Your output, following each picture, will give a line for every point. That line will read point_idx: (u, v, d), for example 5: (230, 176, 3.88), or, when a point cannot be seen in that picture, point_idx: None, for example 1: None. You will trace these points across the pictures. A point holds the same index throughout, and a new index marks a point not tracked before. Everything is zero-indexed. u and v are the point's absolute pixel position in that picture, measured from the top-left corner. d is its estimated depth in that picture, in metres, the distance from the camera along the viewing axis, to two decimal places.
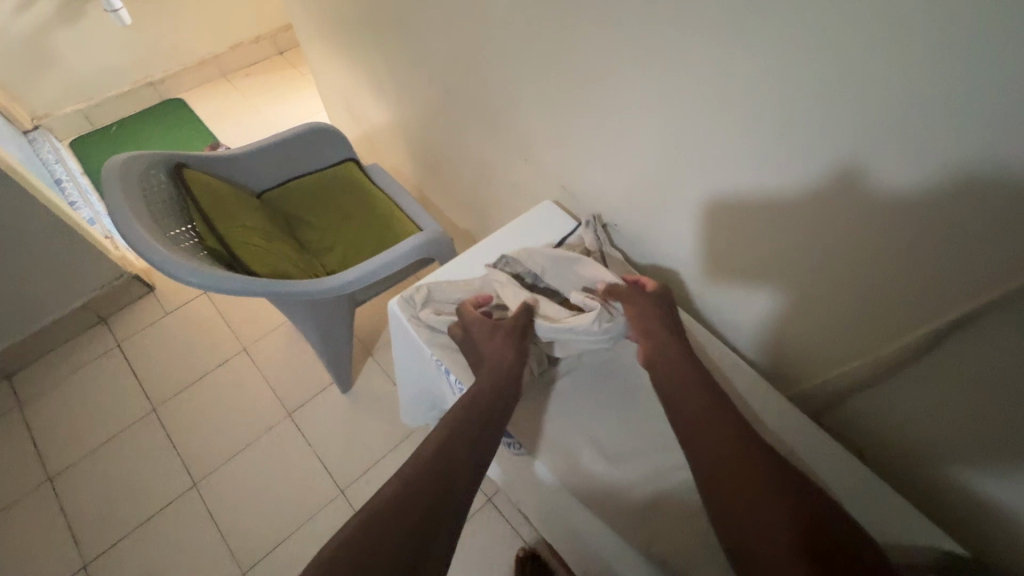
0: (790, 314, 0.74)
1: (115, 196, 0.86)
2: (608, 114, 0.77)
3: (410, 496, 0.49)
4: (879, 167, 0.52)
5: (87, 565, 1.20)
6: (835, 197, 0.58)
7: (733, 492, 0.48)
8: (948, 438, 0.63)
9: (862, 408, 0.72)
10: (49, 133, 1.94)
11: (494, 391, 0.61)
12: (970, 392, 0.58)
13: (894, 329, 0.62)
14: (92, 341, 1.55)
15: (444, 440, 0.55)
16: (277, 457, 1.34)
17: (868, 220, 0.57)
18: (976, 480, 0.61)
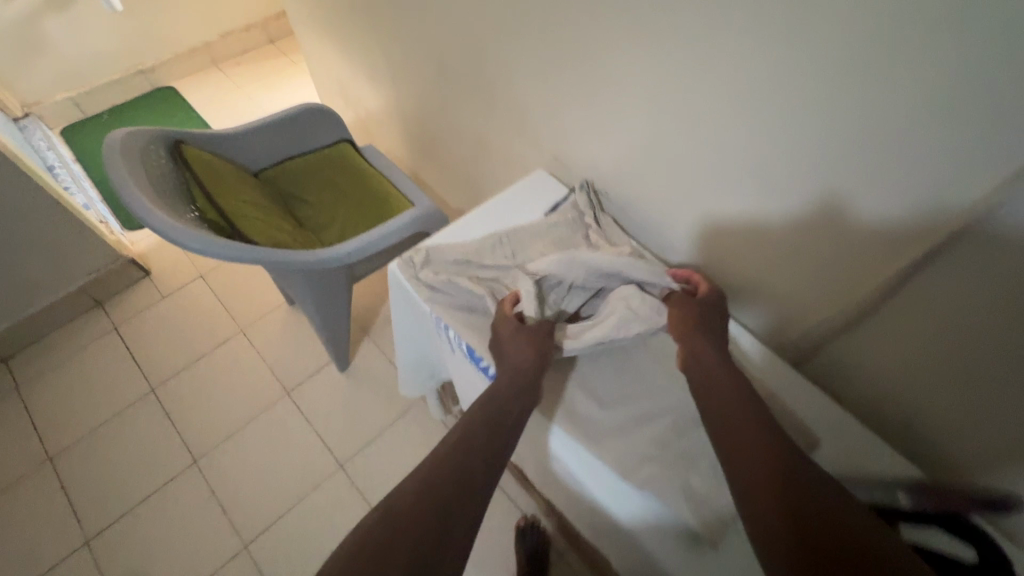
0: (787, 276, 0.73)
1: (119, 166, 0.89)
2: (595, 82, 0.79)
3: (426, 492, 0.49)
4: (865, 200, 0.57)
5: (89, 541, 1.22)
6: (824, 227, 0.63)
7: (735, 449, 0.49)
8: (957, 403, 0.62)
9: (866, 373, 0.71)
10: (40, 120, 1.94)
11: (510, 391, 0.60)
12: (985, 361, 0.56)
13: (908, 302, 0.60)
14: (88, 325, 1.56)
15: (460, 439, 0.55)
16: (277, 434, 1.36)
17: (856, 244, 0.62)
18: (976, 436, 0.62)
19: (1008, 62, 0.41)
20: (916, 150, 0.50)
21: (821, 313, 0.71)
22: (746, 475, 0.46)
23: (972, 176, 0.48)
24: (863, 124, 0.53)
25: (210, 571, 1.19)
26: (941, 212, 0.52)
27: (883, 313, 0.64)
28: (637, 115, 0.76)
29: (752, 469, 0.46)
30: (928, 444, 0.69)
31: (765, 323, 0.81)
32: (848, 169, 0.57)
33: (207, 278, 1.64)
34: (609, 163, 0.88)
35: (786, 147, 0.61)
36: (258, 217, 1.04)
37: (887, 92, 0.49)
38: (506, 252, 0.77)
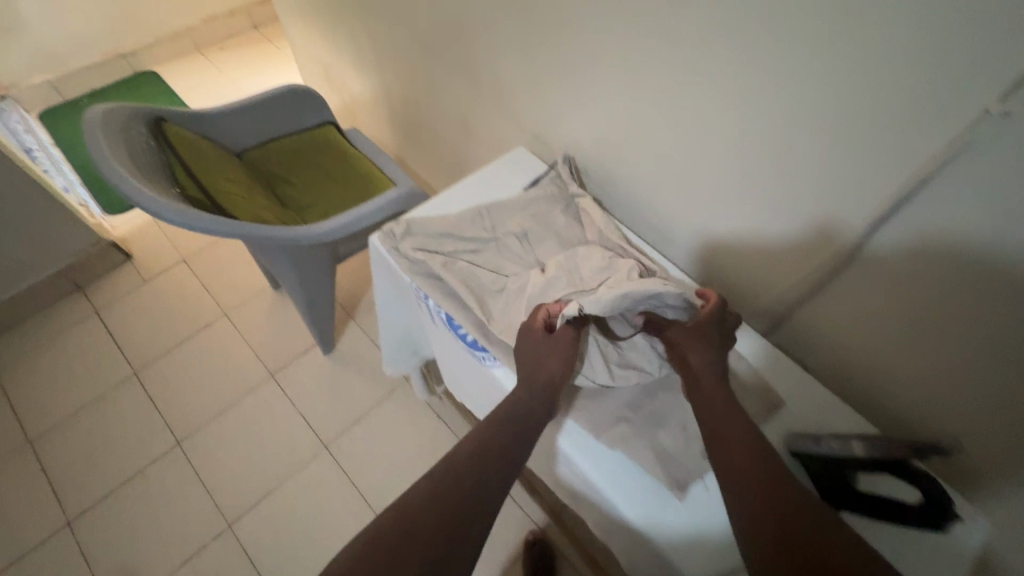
0: (772, 256, 0.73)
1: (97, 139, 0.89)
2: (574, 61, 0.81)
3: (441, 502, 0.50)
4: (854, 216, 0.60)
5: (71, 522, 1.22)
6: (817, 243, 0.66)
7: (734, 477, 0.50)
8: (941, 382, 0.63)
9: (852, 351, 0.72)
10: (17, 104, 1.91)
11: (526, 402, 0.60)
12: (971, 342, 0.57)
13: (895, 282, 0.60)
14: (69, 309, 1.54)
15: (474, 448, 0.56)
16: (262, 415, 1.37)
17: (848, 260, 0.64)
18: (958, 411, 0.63)
19: (954, 30, 0.43)
20: (868, 119, 0.53)
21: (787, 287, 0.74)
22: (747, 507, 0.48)
23: (916, 140, 0.50)
24: (816, 88, 0.55)
25: (195, 550, 1.19)
26: (890, 177, 0.54)
27: (874, 325, 0.66)
28: (613, 91, 0.78)
29: (755, 501, 0.48)
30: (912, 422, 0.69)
31: (734, 296, 0.84)
32: (807, 140, 0.59)
33: (190, 263, 1.64)
34: (588, 141, 0.90)
35: (749, 117, 0.63)
36: (241, 195, 1.04)
37: (849, 60, 0.51)
38: (486, 225, 0.78)
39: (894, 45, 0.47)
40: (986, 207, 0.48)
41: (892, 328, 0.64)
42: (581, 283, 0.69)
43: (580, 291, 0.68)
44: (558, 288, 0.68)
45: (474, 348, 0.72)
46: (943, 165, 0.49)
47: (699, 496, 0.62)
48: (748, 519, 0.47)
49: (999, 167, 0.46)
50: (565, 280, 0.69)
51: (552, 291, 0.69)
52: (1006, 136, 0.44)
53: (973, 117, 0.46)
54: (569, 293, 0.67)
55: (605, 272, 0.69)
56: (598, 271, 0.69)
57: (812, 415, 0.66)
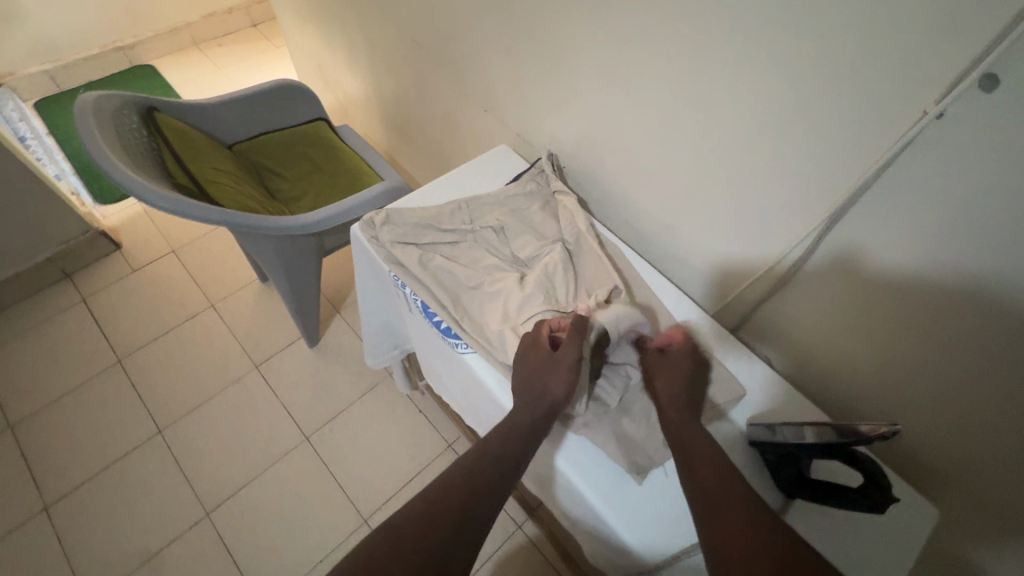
0: (761, 265, 0.73)
1: (87, 123, 0.90)
2: (556, 61, 0.84)
3: (435, 521, 0.50)
4: (873, 245, 0.59)
5: (48, 507, 1.22)
6: (837, 277, 0.65)
7: (709, 498, 0.49)
8: (928, 395, 0.63)
9: (841, 361, 0.72)
10: (13, 93, 1.93)
11: (525, 424, 0.60)
12: (961, 355, 0.57)
13: (883, 295, 0.61)
14: (56, 296, 1.55)
15: (471, 468, 0.56)
16: (244, 406, 1.38)
17: (870, 297, 0.62)
18: (941, 422, 0.63)
19: (896, 35, 0.46)
20: (823, 120, 0.55)
21: (761, 289, 0.75)
22: (726, 527, 0.46)
23: (866, 140, 0.53)
24: (770, 91, 0.58)
25: (171, 538, 1.19)
26: (844, 176, 0.57)
27: (893, 360, 0.65)
28: (591, 92, 0.81)
29: (732, 522, 0.46)
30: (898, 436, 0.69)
31: (702, 295, 0.86)
32: (769, 141, 0.61)
33: (179, 254, 1.65)
34: (568, 141, 0.92)
35: (713, 116, 0.65)
36: (227, 183, 1.05)
37: (804, 62, 0.53)
38: (465, 218, 0.80)
39: (842, 48, 0.50)
40: (933, 205, 0.51)
41: (913, 369, 0.63)
42: (559, 304, 0.71)
43: (557, 310, 0.70)
44: (537, 305, 0.70)
45: (447, 335, 0.73)
46: (890, 163, 0.52)
47: (658, 480, 0.64)
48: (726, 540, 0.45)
49: (944, 166, 0.49)
50: (543, 298, 0.71)
51: (530, 308, 0.70)
52: (946, 135, 0.47)
53: (914, 119, 0.49)
54: (547, 310, 0.69)
55: (582, 300, 0.72)
56: (574, 298, 0.72)
57: (771, 406, 0.69)
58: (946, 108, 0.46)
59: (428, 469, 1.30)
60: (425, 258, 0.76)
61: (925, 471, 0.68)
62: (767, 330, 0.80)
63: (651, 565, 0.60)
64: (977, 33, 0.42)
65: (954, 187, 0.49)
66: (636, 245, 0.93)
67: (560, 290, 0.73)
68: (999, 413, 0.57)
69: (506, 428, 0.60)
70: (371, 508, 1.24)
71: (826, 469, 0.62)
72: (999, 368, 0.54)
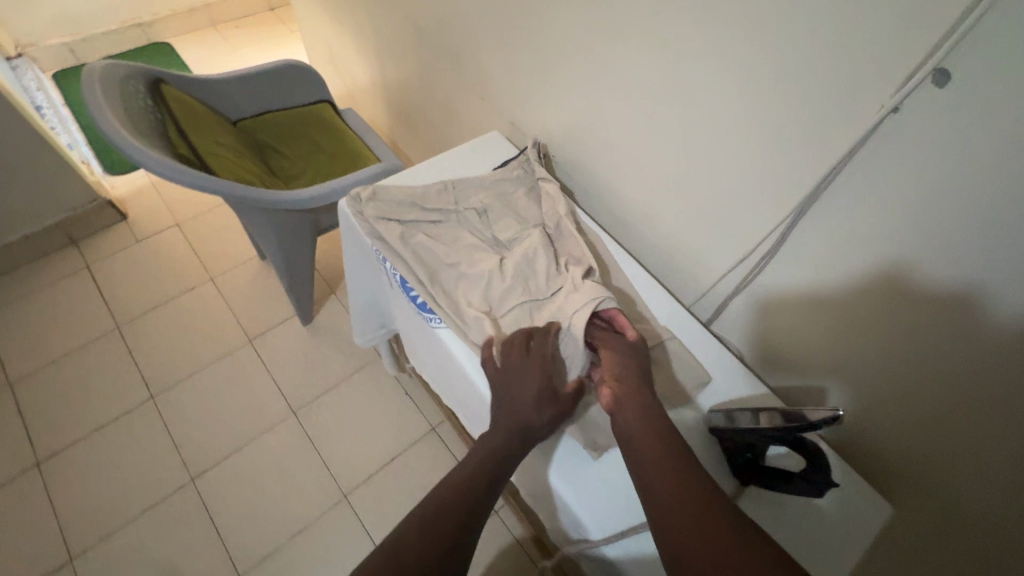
0: (754, 266, 0.73)
1: (93, 89, 0.93)
2: (551, 50, 0.86)
3: (434, 538, 0.48)
4: (925, 264, 0.54)
5: (40, 463, 1.25)
6: (883, 296, 0.59)
7: (659, 505, 0.48)
8: (915, 412, 0.62)
9: (829, 368, 0.70)
10: (33, 63, 1.98)
11: (513, 436, 0.59)
12: (955, 375, 0.56)
13: (882, 305, 0.60)
14: (62, 261, 1.59)
15: (466, 483, 0.54)
16: (235, 378, 1.41)
17: (922, 324, 0.57)
18: (922, 439, 0.63)
19: (859, 29, 0.49)
20: (794, 111, 0.58)
21: (768, 288, 0.73)
22: (679, 536, 0.45)
23: (832, 131, 0.56)
24: (748, 83, 0.61)
25: (156, 500, 1.22)
26: (812, 167, 0.60)
27: (931, 392, 0.59)
28: (582, 81, 0.83)
29: (683, 527, 0.45)
30: (882, 451, 0.68)
31: (681, 288, 0.87)
32: (746, 131, 0.64)
33: (182, 228, 1.68)
34: (558, 130, 0.94)
35: (695, 106, 0.68)
36: (227, 157, 1.08)
37: (781, 54, 0.56)
38: (450, 198, 0.82)
39: (813, 43, 0.53)
40: (898, 199, 0.53)
41: (956, 407, 0.57)
42: (536, 292, 0.72)
43: (533, 301, 0.71)
44: (513, 297, 0.71)
45: (421, 309, 0.76)
46: (850, 155, 0.56)
47: (616, 460, 0.66)
48: (680, 547, 0.44)
49: (904, 158, 0.51)
50: (522, 289, 0.72)
51: (507, 300, 0.72)
52: (903, 130, 0.50)
53: (873, 113, 0.52)
54: (523, 303, 0.70)
55: (560, 284, 0.73)
56: (551, 284, 0.73)
57: (733, 395, 0.71)
58: (902, 103, 0.49)
59: (409, 451, 1.32)
60: (406, 234, 0.78)
61: (903, 483, 0.68)
62: (757, 331, 0.78)
63: (598, 540, 0.61)
64: (931, 29, 0.45)
65: (914, 181, 0.51)
66: (621, 238, 0.94)
67: (538, 277, 0.73)
68: (984, 436, 0.56)
69: (498, 442, 0.59)
70: (351, 484, 1.27)
71: (772, 456, 0.64)
72: (990, 392, 0.53)
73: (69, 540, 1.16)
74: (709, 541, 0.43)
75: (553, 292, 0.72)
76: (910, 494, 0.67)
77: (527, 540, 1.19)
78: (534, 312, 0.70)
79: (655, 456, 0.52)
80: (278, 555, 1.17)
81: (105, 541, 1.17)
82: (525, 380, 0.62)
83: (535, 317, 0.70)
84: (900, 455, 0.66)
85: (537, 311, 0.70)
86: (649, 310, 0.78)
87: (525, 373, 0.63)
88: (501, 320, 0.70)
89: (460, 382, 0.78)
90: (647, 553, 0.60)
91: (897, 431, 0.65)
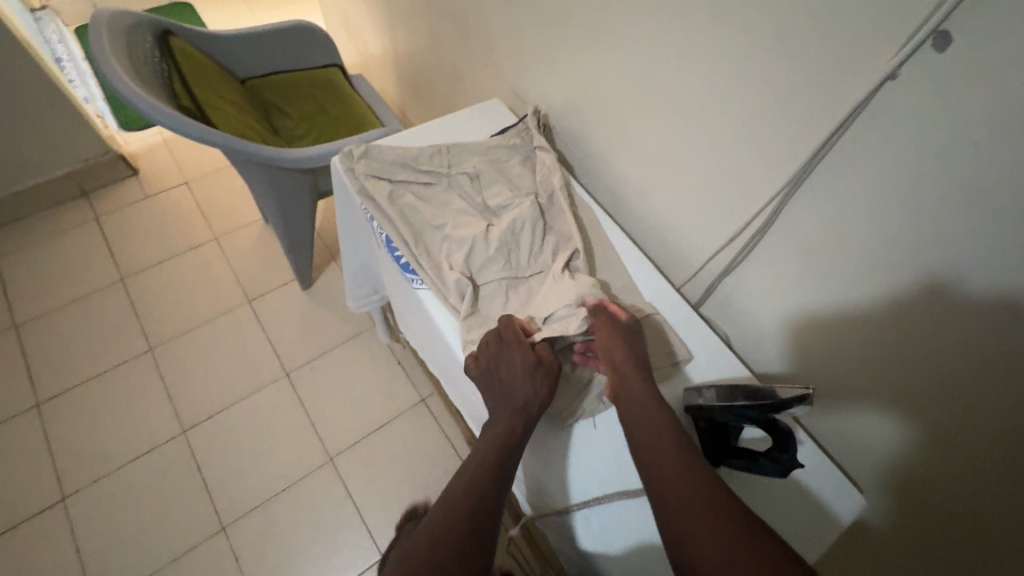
0: (747, 251, 0.71)
1: (98, 35, 0.93)
2: (555, 15, 0.83)
3: (445, 540, 0.47)
4: (959, 269, 0.50)
5: (39, 404, 1.29)
6: (923, 311, 0.54)
7: (665, 500, 0.48)
8: (912, 408, 0.60)
9: (820, 363, 0.69)
10: (56, 16, 2.00)
11: (512, 420, 0.57)
12: (957, 371, 0.54)
13: (882, 295, 0.58)
14: (72, 211, 1.62)
15: (472, 480, 0.53)
16: (233, 336, 1.43)
17: (958, 338, 0.53)
18: (916, 436, 0.61)
19: None
20: (793, 77, 0.56)
21: (790, 297, 0.69)
22: (684, 529, 0.45)
23: (828, 100, 0.54)
24: (749, 46, 0.58)
25: (148, 448, 1.25)
26: (806, 140, 0.58)
27: (970, 419, 0.55)
28: (582, 49, 0.81)
29: (694, 522, 0.45)
30: (872, 448, 0.67)
31: (673, 269, 0.85)
32: (744, 99, 0.62)
33: (191, 186, 1.70)
34: (559, 100, 0.92)
35: (696, 75, 0.66)
36: (229, 112, 1.08)
37: (783, 16, 0.54)
38: (444, 161, 0.81)
39: (812, 5, 0.51)
40: (890, 178, 0.52)
41: (999, 437, 0.54)
42: (516, 269, 0.72)
43: (512, 277, 0.71)
44: (494, 270, 0.71)
45: (404, 270, 0.75)
46: (844, 127, 0.54)
47: (585, 431, 0.66)
48: (687, 541, 0.44)
49: (900, 130, 0.50)
50: (504, 262, 0.71)
51: (488, 270, 0.71)
52: (898, 100, 0.49)
53: (871, 79, 0.50)
54: (502, 278, 0.70)
55: (540, 265, 0.73)
56: (532, 264, 0.73)
57: (711, 376, 0.70)
58: (900, 69, 0.48)
59: (397, 419, 1.33)
60: (395, 194, 0.77)
61: (897, 481, 0.66)
62: (743, 315, 0.77)
63: (561, 509, 0.62)
64: None
65: (909, 156, 0.50)
66: (617, 215, 0.92)
67: (520, 251, 0.73)
68: (983, 433, 0.55)
69: (500, 430, 0.57)
70: (338, 448, 1.28)
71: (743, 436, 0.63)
72: (992, 388, 0.52)
73: (62, 479, 1.20)
74: (718, 534, 0.43)
75: (533, 271, 0.72)
76: (903, 491, 0.66)
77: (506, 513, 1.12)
78: (511, 288, 0.71)
79: (658, 453, 0.52)
80: (262, 509, 1.20)
81: (97, 483, 1.20)
82: (503, 359, 0.61)
83: (512, 295, 0.71)
84: (894, 452, 0.65)
85: (514, 288, 0.71)
86: (634, 286, 0.77)
87: (502, 354, 0.62)
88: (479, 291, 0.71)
89: (438, 346, 0.77)
90: (609, 524, 0.60)
91: (917, 450, 0.62)
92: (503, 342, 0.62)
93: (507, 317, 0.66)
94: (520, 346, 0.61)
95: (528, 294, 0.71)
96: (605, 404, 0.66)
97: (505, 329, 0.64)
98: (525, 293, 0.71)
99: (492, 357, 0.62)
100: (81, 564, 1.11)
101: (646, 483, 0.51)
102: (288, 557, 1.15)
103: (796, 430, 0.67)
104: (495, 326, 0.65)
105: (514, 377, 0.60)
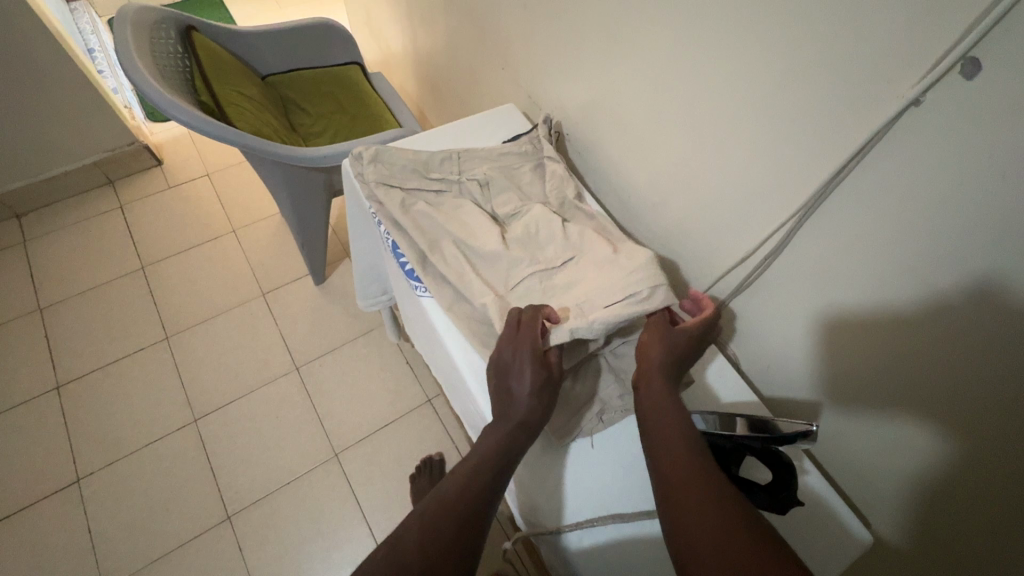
0: (758, 274, 0.70)
1: (123, 33, 0.95)
2: (573, 21, 0.82)
3: (434, 537, 0.47)
4: (978, 304, 0.48)
5: (59, 386, 1.33)
6: (937, 342, 0.52)
7: (666, 486, 0.46)
8: (922, 429, 0.57)
9: (832, 379, 0.66)
10: (90, 9, 2.06)
11: (512, 431, 0.56)
12: (966, 397, 0.52)
13: (893, 320, 0.56)
14: (98, 199, 1.66)
15: (465, 484, 0.52)
16: (246, 328, 1.45)
17: (978, 370, 0.50)
18: (925, 463, 0.59)
19: (884, 7, 0.45)
20: (813, 96, 0.54)
21: (800, 319, 0.67)
22: (691, 545, 0.40)
23: (848, 123, 0.52)
24: (772, 60, 0.56)
25: (160, 435, 1.28)
26: (823, 164, 0.56)
27: (981, 450, 0.52)
28: (599, 57, 0.80)
29: (690, 509, 0.42)
30: (880, 475, 0.64)
31: (680, 284, 0.84)
32: (762, 114, 0.59)
33: (212, 178, 1.73)
34: (574, 107, 0.91)
35: (712, 89, 0.64)
36: (248, 109, 1.09)
37: (805, 32, 0.52)
38: (454, 168, 0.81)
39: (833, 19, 0.49)
40: (905, 208, 0.50)
41: (1003, 476, 0.51)
42: (546, 262, 0.70)
43: (545, 270, 0.69)
44: (523, 268, 0.69)
45: (410, 277, 0.76)
46: (865, 151, 0.51)
47: (582, 448, 0.65)
48: (685, 539, 0.41)
49: (916, 161, 0.48)
50: (530, 260, 0.70)
51: (517, 271, 0.69)
52: (919, 129, 0.47)
53: (894, 103, 0.48)
54: (535, 271, 0.68)
55: (570, 253, 0.70)
56: (564, 252, 0.71)
57: (717, 399, 0.68)
58: (925, 94, 0.45)
59: (403, 419, 1.34)
60: (407, 202, 0.77)
61: (905, 509, 0.63)
62: (754, 334, 0.75)
63: (552, 528, 0.60)
64: (963, 14, 0.41)
65: (925, 187, 0.48)
66: (628, 225, 0.90)
67: (543, 250, 0.71)
68: (994, 468, 0.52)
69: (505, 432, 0.56)
70: (343, 444, 1.29)
71: (744, 465, 0.63)
72: (1004, 419, 0.49)
73: (78, 461, 1.24)
74: (713, 525, 0.41)
75: (564, 259, 0.70)
76: (912, 520, 0.63)
77: (507, 519, 1.11)
78: (545, 279, 0.68)
79: (670, 441, 0.49)
80: (267, 501, 1.21)
81: (110, 467, 1.23)
82: (513, 361, 0.58)
83: (547, 286, 0.67)
84: (899, 477, 0.62)
85: (549, 278, 0.68)
86: None
87: (511, 357, 0.59)
88: (510, 292, 0.68)
89: (440, 353, 0.77)
90: (600, 544, 0.59)
91: (923, 483, 0.60)
92: (516, 342, 0.59)
93: (531, 305, 0.63)
94: (530, 350, 0.58)
95: (565, 282, 0.67)
96: (604, 423, 0.65)
97: (519, 328, 0.60)
98: (561, 280, 0.68)
99: (502, 359, 0.60)
100: (91, 544, 1.14)
101: (653, 473, 0.48)
102: (289, 551, 1.16)
103: (801, 460, 0.64)
104: (520, 315, 0.61)
105: (522, 386, 0.57)
